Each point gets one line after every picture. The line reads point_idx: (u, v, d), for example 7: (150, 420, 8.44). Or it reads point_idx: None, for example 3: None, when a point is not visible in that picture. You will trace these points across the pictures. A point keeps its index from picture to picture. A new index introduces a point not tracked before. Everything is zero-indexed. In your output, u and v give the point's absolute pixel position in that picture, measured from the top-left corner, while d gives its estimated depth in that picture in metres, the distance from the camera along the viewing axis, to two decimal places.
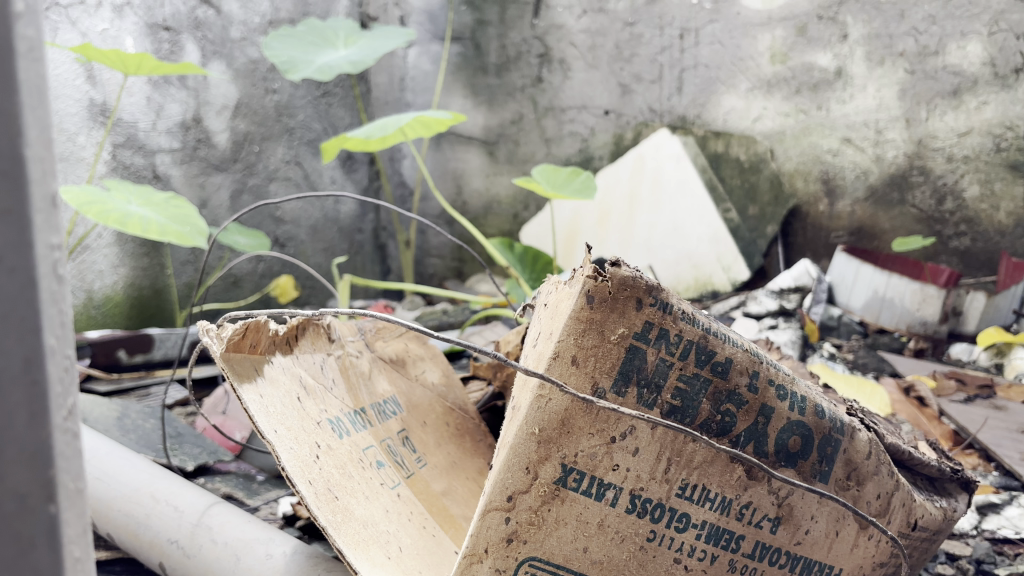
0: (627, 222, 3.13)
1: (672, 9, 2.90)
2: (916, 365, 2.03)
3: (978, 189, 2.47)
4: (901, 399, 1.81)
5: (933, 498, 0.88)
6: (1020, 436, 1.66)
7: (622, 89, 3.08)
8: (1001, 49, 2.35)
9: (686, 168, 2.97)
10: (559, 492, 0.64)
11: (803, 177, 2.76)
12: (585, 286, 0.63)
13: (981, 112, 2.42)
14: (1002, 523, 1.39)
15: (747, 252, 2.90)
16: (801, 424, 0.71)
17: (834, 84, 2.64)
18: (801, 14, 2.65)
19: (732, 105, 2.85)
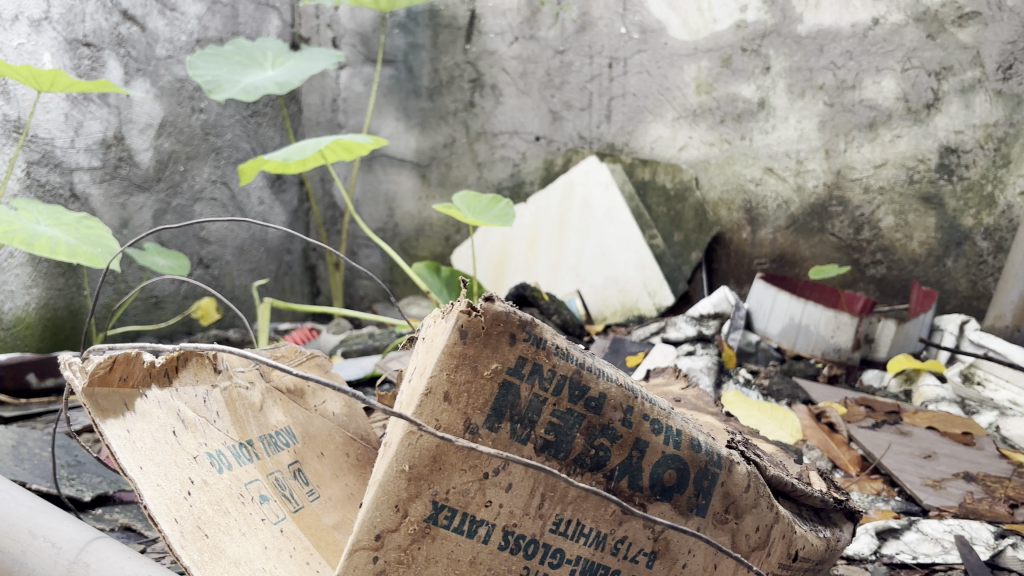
0: (556, 249, 3.17)
1: (601, 38, 3.03)
2: (829, 392, 2.07)
3: (892, 220, 2.75)
4: (812, 425, 1.87)
5: (817, 528, 0.91)
6: (922, 462, 1.72)
7: (553, 116, 3.19)
8: (913, 85, 2.62)
9: (614, 195, 3.05)
10: (430, 530, 0.64)
11: (726, 206, 2.98)
12: (458, 321, 0.62)
13: (895, 145, 2.70)
14: (900, 548, 1.43)
15: (672, 277, 2.97)
16: (676, 457, 0.72)
17: (757, 115, 2.86)
18: (726, 46, 2.85)
19: (659, 134, 3.04)
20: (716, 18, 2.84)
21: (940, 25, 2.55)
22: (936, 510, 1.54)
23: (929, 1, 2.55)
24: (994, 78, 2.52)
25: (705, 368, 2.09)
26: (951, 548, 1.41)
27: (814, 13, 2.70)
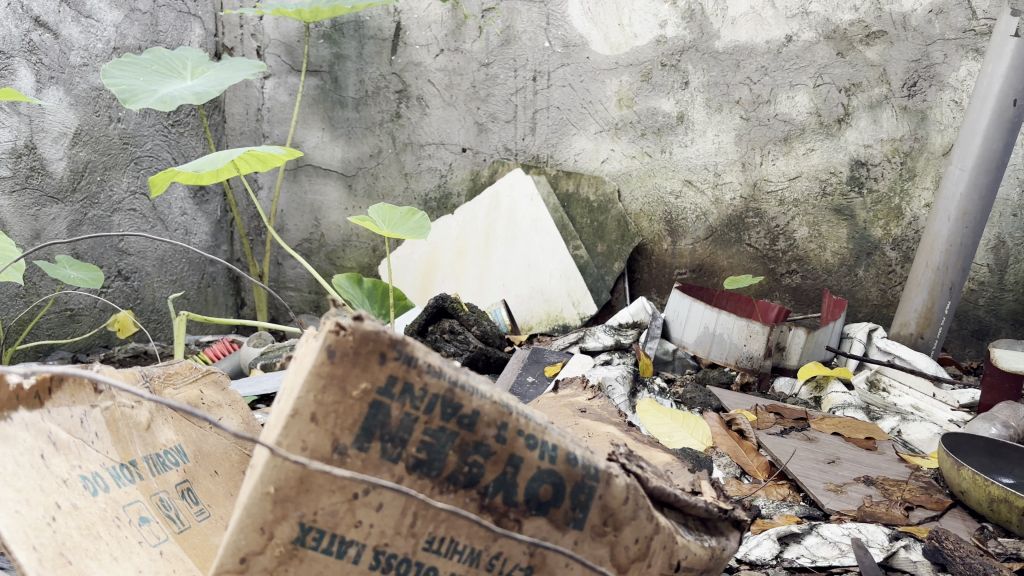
0: (483, 259, 3.16)
1: (525, 52, 3.10)
2: (741, 399, 2.12)
3: (807, 231, 2.92)
4: (722, 433, 1.92)
5: (702, 538, 0.92)
6: (827, 467, 1.77)
7: (479, 128, 3.23)
8: (825, 100, 2.81)
9: (539, 208, 3.09)
10: (297, 551, 0.65)
11: (647, 218, 3.11)
12: (326, 341, 0.63)
13: (808, 158, 2.87)
14: (801, 553, 1.48)
15: (595, 287, 3.04)
16: (552, 472, 0.73)
17: (677, 129, 3.00)
18: (645, 61, 2.98)
19: (582, 147, 3.15)
20: (636, 34, 2.97)
21: (848, 44, 2.74)
22: (837, 514, 1.59)
23: (838, 21, 2.74)
24: (899, 94, 2.74)
25: (620, 377, 2.12)
26: (848, 551, 1.46)
27: (731, 29, 2.85)
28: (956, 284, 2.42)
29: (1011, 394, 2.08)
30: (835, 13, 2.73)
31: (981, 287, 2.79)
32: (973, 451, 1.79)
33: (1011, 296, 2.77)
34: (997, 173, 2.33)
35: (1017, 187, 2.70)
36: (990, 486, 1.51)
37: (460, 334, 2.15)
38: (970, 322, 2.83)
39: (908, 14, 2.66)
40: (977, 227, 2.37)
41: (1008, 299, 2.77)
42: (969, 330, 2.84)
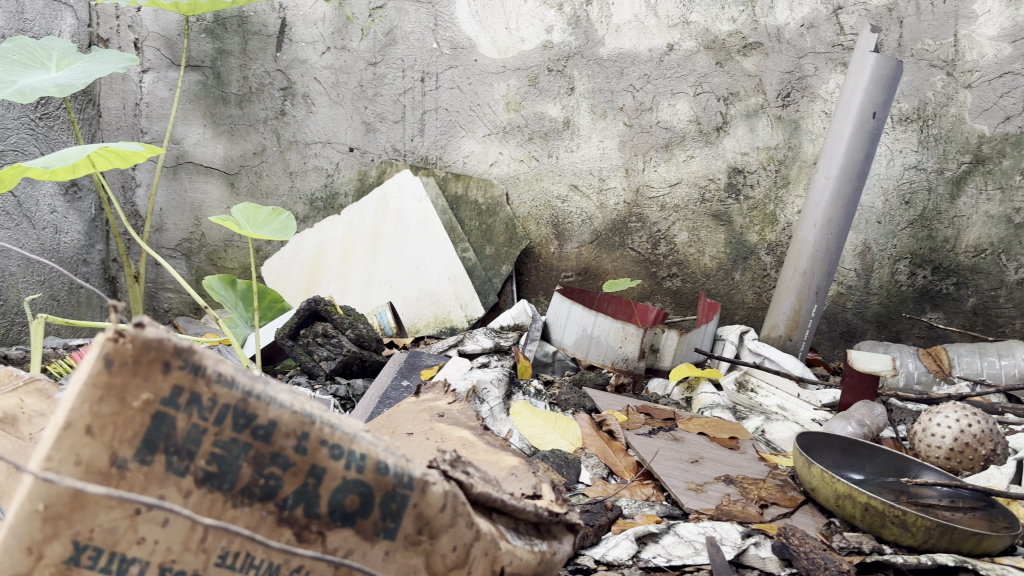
0: (369, 260, 3.08)
1: (412, 53, 3.09)
2: (613, 401, 2.15)
3: (686, 236, 3.01)
4: (591, 434, 1.95)
5: (532, 542, 0.92)
6: (689, 467, 1.82)
7: (366, 128, 3.19)
8: (704, 108, 2.91)
9: (427, 209, 3.05)
10: (72, 571, 0.62)
11: (534, 221, 3.13)
12: (103, 349, 0.61)
13: (688, 165, 2.96)
14: (657, 552, 1.50)
15: (482, 290, 3.04)
16: (359, 482, 0.71)
17: (563, 133, 3.05)
18: (532, 66, 3.02)
19: (470, 149, 3.15)
20: (523, 38, 3.01)
21: (726, 54, 2.86)
22: (695, 513, 1.63)
23: (717, 31, 2.86)
24: (774, 104, 2.86)
25: (496, 379, 2.10)
26: (702, 550, 1.49)
27: (615, 36, 2.93)
28: (822, 289, 2.51)
29: (869, 394, 2.18)
30: (714, 24, 2.85)
31: (849, 290, 2.92)
32: (828, 450, 1.85)
33: (876, 299, 2.91)
34: (859, 181, 2.44)
35: (880, 196, 2.84)
36: (836, 482, 1.58)
37: (335, 337, 2.12)
38: (839, 325, 2.95)
39: (782, 27, 2.81)
40: (841, 233, 2.47)
41: (873, 303, 2.91)
42: (838, 332, 2.96)
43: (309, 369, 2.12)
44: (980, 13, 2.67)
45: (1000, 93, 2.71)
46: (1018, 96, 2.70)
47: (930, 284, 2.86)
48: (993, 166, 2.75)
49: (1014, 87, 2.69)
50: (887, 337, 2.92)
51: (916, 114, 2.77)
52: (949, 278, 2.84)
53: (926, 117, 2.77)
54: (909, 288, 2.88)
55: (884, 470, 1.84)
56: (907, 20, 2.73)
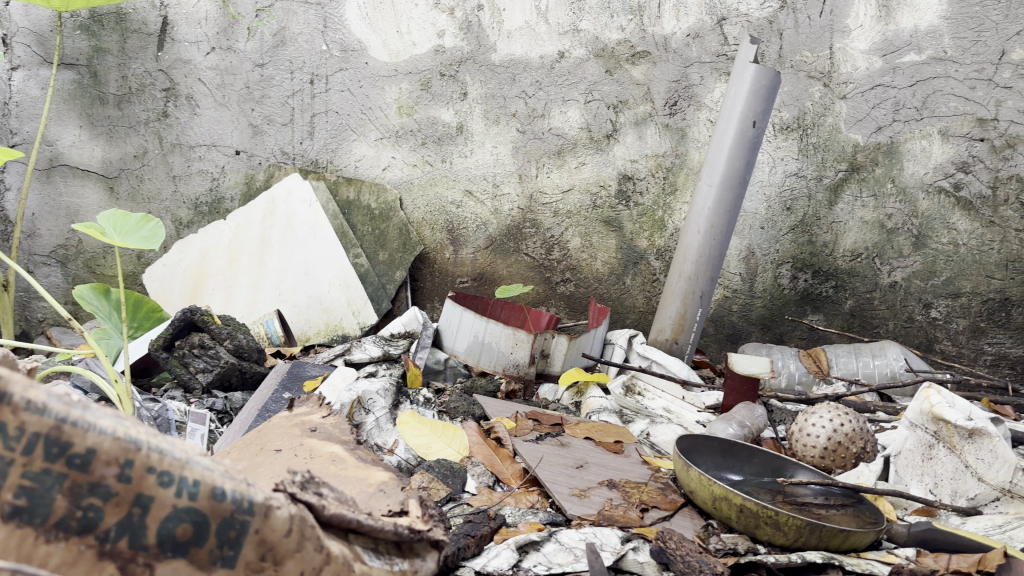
0: (257, 266, 2.99)
1: (301, 54, 3.03)
2: (502, 407, 2.15)
3: (579, 241, 3.04)
4: (479, 441, 1.94)
5: (391, 562, 0.90)
6: (574, 472, 1.82)
7: (253, 130, 3.11)
8: (595, 116, 2.95)
9: (318, 213, 3.00)
10: None
11: (429, 226, 3.10)
12: None
13: (579, 172, 2.99)
14: (538, 560, 1.49)
15: (375, 296, 2.99)
16: (191, 510, 0.69)
17: (456, 139, 3.04)
18: (424, 70, 3.00)
19: (362, 153, 3.10)
20: (414, 42, 2.99)
21: (616, 62, 2.91)
22: (577, 519, 1.63)
23: (607, 40, 2.90)
24: (661, 112, 2.91)
25: (382, 389, 2.05)
26: (582, 556, 1.50)
27: (506, 42, 2.95)
28: (706, 293, 2.57)
29: (750, 395, 2.25)
30: (604, 32, 2.90)
31: (734, 294, 3.01)
32: (708, 452, 1.90)
33: (760, 302, 3.00)
34: (740, 189, 2.52)
35: (764, 203, 2.94)
36: (712, 485, 1.61)
37: (211, 348, 2.06)
38: (725, 327, 3.04)
39: (669, 37, 2.87)
40: (723, 238, 2.54)
41: (758, 306, 3.00)
42: (725, 335, 3.05)
43: (185, 382, 2.06)
44: (853, 28, 2.79)
45: (872, 104, 2.83)
46: (889, 107, 2.82)
47: (811, 287, 2.96)
48: (867, 174, 2.87)
49: (885, 99, 2.82)
50: (771, 339, 3.02)
51: (796, 123, 2.88)
52: (827, 281, 2.95)
53: (805, 126, 2.88)
54: (791, 291, 2.97)
55: (762, 471, 1.89)
56: (786, 32, 2.83)
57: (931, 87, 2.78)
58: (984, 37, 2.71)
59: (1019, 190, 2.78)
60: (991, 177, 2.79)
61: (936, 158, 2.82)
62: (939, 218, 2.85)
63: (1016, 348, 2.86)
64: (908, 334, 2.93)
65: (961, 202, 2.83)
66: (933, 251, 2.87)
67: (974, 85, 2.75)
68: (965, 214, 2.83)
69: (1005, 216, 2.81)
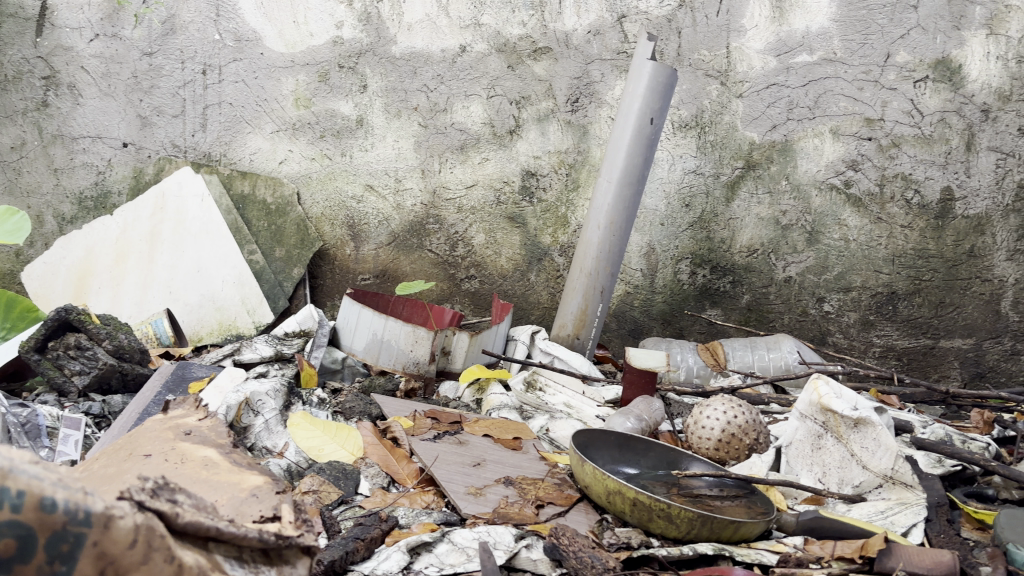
0: (145, 264, 2.86)
1: (192, 43, 2.93)
2: (401, 406, 2.09)
3: (483, 238, 3.00)
4: (374, 442, 1.88)
5: (256, 572, 0.86)
6: (471, 470, 1.79)
7: (141, 122, 2.98)
8: (498, 111, 2.93)
9: (210, 209, 2.90)
10: None
11: (328, 222, 3.02)
12: None
13: (483, 167, 2.97)
14: (430, 562, 1.46)
15: (272, 294, 2.89)
16: (14, 523, 0.65)
17: (356, 132, 2.97)
18: (322, 61, 2.93)
19: (258, 146, 3.00)
20: (312, 33, 2.91)
21: (518, 57, 2.89)
22: (472, 518, 1.60)
23: (508, 35, 2.88)
24: (563, 109, 2.91)
25: (272, 391, 1.98)
26: (474, 556, 1.47)
27: (407, 35, 2.90)
28: (607, 289, 2.59)
29: (647, 389, 2.26)
30: (505, 27, 2.88)
31: (635, 290, 3.04)
32: (605, 446, 1.90)
33: (661, 297, 3.04)
34: (638, 185, 2.55)
35: (663, 199, 2.99)
36: (607, 479, 1.60)
37: (88, 349, 1.96)
38: (627, 322, 3.07)
39: (570, 33, 2.87)
40: (622, 234, 2.56)
41: (658, 301, 3.04)
42: (627, 330, 3.08)
43: (58, 386, 1.94)
44: (749, 28, 2.85)
45: (767, 103, 2.89)
46: (783, 106, 2.89)
47: (709, 282, 3.01)
48: (763, 171, 2.93)
49: (779, 98, 2.88)
50: (671, 334, 3.06)
51: (694, 121, 2.93)
52: (725, 277, 3.00)
53: (703, 124, 2.93)
54: (690, 286, 3.02)
55: (657, 463, 1.91)
56: (684, 31, 2.87)
57: (823, 87, 2.86)
58: (870, 40, 2.80)
59: (904, 187, 2.87)
60: (879, 175, 2.88)
61: (827, 156, 2.89)
62: (830, 214, 2.92)
63: (903, 339, 2.95)
64: (802, 328, 3.00)
65: (851, 199, 2.90)
66: (825, 247, 2.94)
67: (862, 86, 2.83)
68: (855, 210, 2.91)
69: (891, 212, 2.89)
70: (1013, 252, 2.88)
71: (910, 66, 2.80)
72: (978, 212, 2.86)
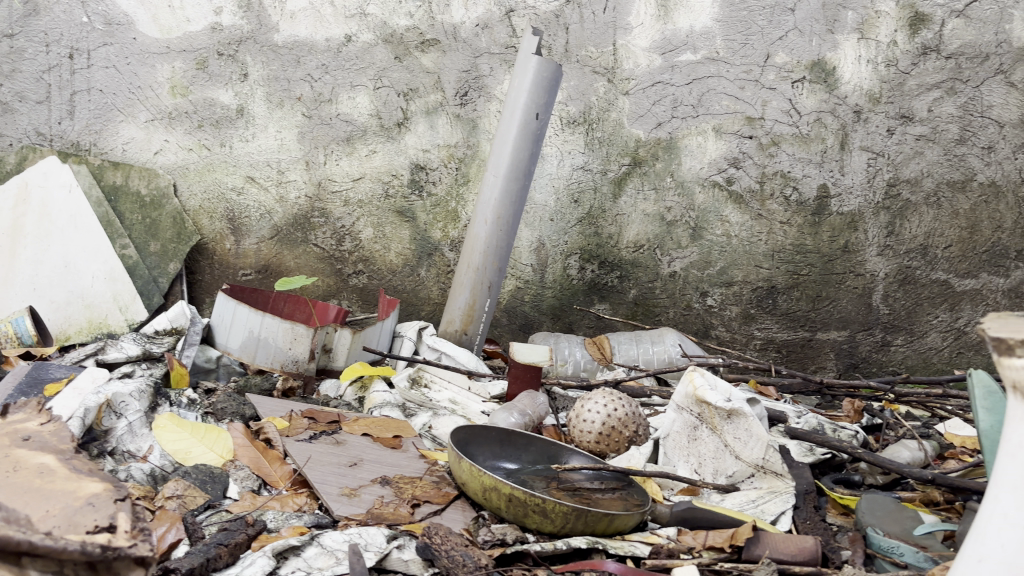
0: (6, 259, 2.68)
1: (58, 26, 2.78)
2: (277, 406, 2.02)
3: (371, 232, 2.93)
4: (245, 444, 1.81)
5: None
6: (346, 471, 1.74)
7: (2, 107, 2.84)
8: (385, 103, 2.87)
9: (78, 200, 2.75)
10: None
11: (207, 215, 2.91)
12: None
13: (370, 160, 2.90)
14: (297, 566, 1.41)
15: (146, 291, 2.76)
16: None
17: (236, 122, 2.87)
18: (200, 48, 2.82)
19: (131, 136, 2.87)
20: (188, 18, 2.79)
21: (405, 49, 2.84)
22: (344, 520, 1.56)
23: (395, 25, 2.83)
24: (452, 102, 2.87)
25: (137, 392, 1.89)
26: (344, 559, 1.42)
27: (289, 23, 2.81)
28: (494, 284, 2.58)
29: (533, 384, 2.26)
30: (392, 18, 2.82)
31: (526, 285, 3.05)
32: (486, 442, 1.88)
33: (550, 292, 3.05)
34: (524, 180, 2.54)
35: (552, 195, 3.01)
36: (483, 476, 1.59)
37: None
38: (518, 317, 3.08)
39: (458, 26, 2.83)
40: (509, 229, 2.56)
41: (548, 296, 3.05)
42: (517, 325, 3.08)
43: None
44: (635, 25, 2.88)
45: (653, 100, 2.93)
46: (667, 104, 2.93)
47: (598, 277, 3.04)
48: (648, 168, 2.97)
49: (664, 96, 2.93)
50: (561, 329, 3.07)
51: (582, 118, 2.96)
52: (613, 272, 3.03)
53: (590, 121, 2.96)
54: (579, 281, 3.04)
55: (537, 458, 1.90)
56: (572, 27, 2.89)
57: (706, 86, 2.91)
58: (751, 41, 2.87)
59: (783, 184, 2.95)
60: (759, 173, 2.95)
61: (710, 154, 2.95)
62: (713, 210, 2.98)
63: (782, 332, 3.03)
64: (686, 321, 3.05)
65: (733, 196, 2.97)
66: (709, 242, 3.00)
67: (743, 85, 2.90)
68: (737, 207, 2.97)
69: (771, 209, 2.96)
70: (884, 248, 2.96)
71: (788, 67, 2.88)
72: (852, 210, 2.94)
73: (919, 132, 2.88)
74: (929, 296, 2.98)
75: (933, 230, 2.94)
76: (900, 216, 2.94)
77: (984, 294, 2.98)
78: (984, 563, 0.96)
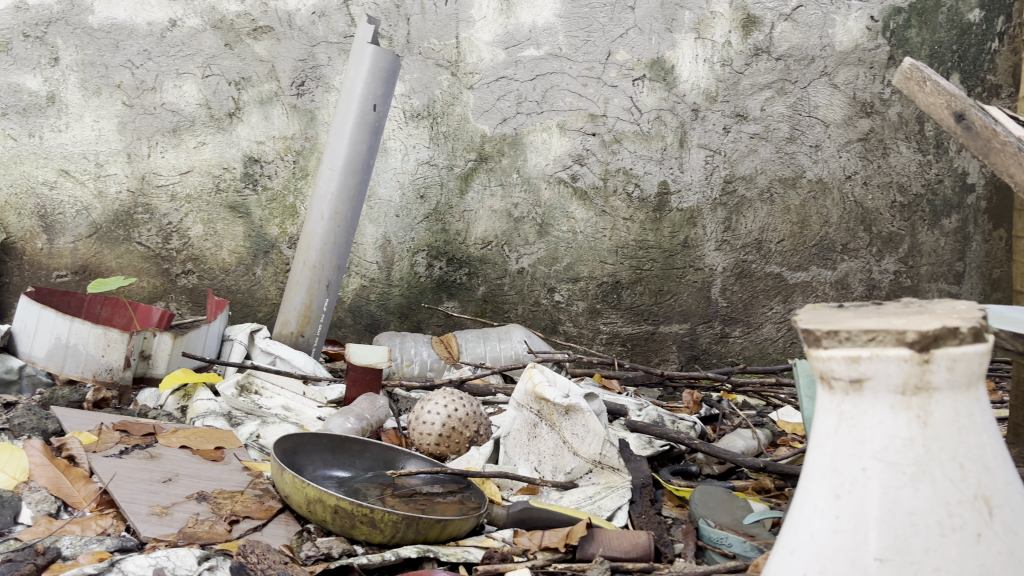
0: None
1: None
2: (84, 419, 1.85)
3: (201, 229, 2.75)
4: (43, 462, 1.64)
5: None
6: (159, 488, 1.61)
7: None
8: (214, 92, 2.71)
9: None
10: None
11: (14, 211, 2.68)
12: None
13: (199, 152, 2.73)
14: None
15: None
16: None
17: (47, 110, 2.66)
18: (3, 29, 2.62)
19: None
20: None
21: (235, 36, 2.69)
22: (151, 542, 1.42)
23: (224, 11, 2.68)
24: (288, 92, 2.73)
25: None
26: None
27: (106, 5, 2.63)
28: (332, 283, 2.47)
29: (373, 386, 2.18)
30: (221, 3, 2.67)
31: (371, 283, 2.96)
32: (317, 449, 1.79)
33: (397, 291, 2.97)
34: (362, 174, 2.45)
35: (397, 190, 2.93)
36: (306, 487, 1.49)
37: None
38: (363, 317, 2.97)
39: (293, 13, 2.70)
40: (347, 226, 2.46)
41: (395, 295, 2.96)
42: (362, 325, 2.98)
43: None
44: (477, 19, 2.86)
45: (497, 95, 2.91)
46: (512, 99, 2.91)
47: (445, 275, 2.98)
48: (494, 164, 2.94)
49: (508, 91, 2.91)
50: (409, 328, 2.98)
51: (426, 111, 2.90)
52: (461, 269, 2.98)
53: (434, 115, 2.90)
54: (427, 279, 2.97)
55: (372, 464, 1.82)
56: (412, 18, 2.85)
57: (549, 82, 2.92)
58: (592, 38, 2.89)
59: (625, 181, 2.98)
60: (602, 170, 2.97)
61: (555, 150, 2.95)
62: (558, 206, 2.98)
63: (626, 326, 3.06)
64: (534, 317, 3.03)
65: (578, 192, 2.98)
66: (555, 239, 3.00)
67: (586, 82, 2.92)
68: (582, 203, 2.98)
69: (614, 206, 2.99)
70: (721, 243, 3.03)
71: (629, 65, 2.92)
72: (691, 206, 3.01)
73: (753, 131, 2.98)
74: (763, 289, 3.07)
75: (767, 225, 3.04)
76: (736, 212, 3.02)
77: (814, 286, 3.09)
78: (795, 555, 0.94)
